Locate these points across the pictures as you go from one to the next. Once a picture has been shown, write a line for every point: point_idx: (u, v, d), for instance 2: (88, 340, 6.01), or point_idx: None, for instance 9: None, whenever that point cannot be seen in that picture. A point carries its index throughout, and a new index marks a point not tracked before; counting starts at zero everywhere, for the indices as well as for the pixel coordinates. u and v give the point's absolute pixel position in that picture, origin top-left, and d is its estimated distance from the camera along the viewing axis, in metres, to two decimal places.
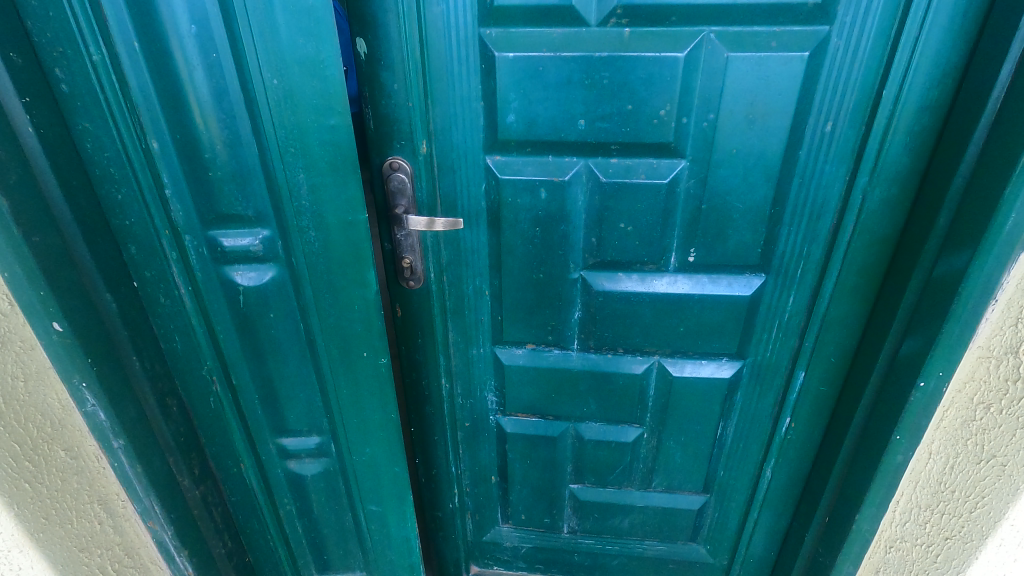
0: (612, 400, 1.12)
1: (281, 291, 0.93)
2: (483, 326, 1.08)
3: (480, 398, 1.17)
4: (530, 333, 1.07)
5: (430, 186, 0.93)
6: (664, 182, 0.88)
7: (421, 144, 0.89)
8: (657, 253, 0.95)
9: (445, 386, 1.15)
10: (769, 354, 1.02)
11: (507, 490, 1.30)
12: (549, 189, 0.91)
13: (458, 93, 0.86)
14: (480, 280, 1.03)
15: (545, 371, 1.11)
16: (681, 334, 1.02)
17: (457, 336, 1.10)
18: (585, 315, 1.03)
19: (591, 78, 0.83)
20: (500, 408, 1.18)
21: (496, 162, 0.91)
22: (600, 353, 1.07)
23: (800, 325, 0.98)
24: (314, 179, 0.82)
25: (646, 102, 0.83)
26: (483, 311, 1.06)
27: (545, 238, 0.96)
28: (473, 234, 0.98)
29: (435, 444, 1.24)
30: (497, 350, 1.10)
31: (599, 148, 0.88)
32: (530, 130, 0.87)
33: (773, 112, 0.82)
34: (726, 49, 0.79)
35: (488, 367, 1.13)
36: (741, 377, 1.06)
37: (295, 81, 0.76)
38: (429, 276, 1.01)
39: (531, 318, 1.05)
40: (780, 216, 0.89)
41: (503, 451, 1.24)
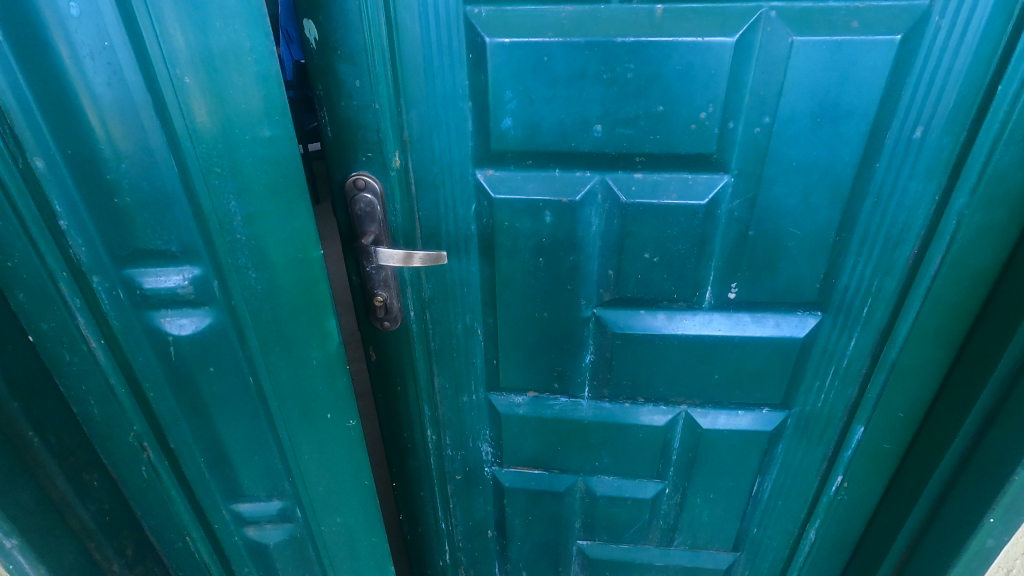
0: (630, 454, 0.95)
1: (222, 340, 0.74)
2: (476, 369, 0.90)
3: (474, 449, 1.00)
4: (531, 379, 0.88)
5: (406, 208, 0.74)
6: (702, 203, 0.69)
7: (393, 156, 0.70)
8: (689, 288, 0.76)
9: (431, 438, 0.97)
10: (820, 404, 0.85)
11: (506, 546, 1.13)
12: (555, 211, 0.72)
13: (438, 90, 0.67)
14: (471, 317, 0.85)
15: (550, 422, 0.93)
16: (714, 382, 0.85)
17: (445, 382, 0.92)
18: (599, 359, 0.85)
19: (611, 70, 0.63)
20: (497, 460, 1.01)
21: (490, 178, 0.72)
22: (615, 402, 0.90)
23: (862, 372, 0.81)
24: (249, 208, 0.62)
25: (682, 102, 0.64)
26: (476, 353, 0.88)
27: (551, 270, 0.77)
28: (461, 264, 0.79)
29: (422, 499, 1.06)
30: (493, 397, 0.93)
31: (620, 160, 0.69)
32: (532, 139, 0.68)
33: (849, 115, 0.63)
34: (791, 33, 0.60)
35: (482, 415, 0.95)
36: (785, 430, 0.89)
37: (217, 77, 0.57)
38: (408, 314, 0.83)
39: (534, 363, 0.87)
40: (847, 244, 0.71)
41: (501, 506, 1.07)
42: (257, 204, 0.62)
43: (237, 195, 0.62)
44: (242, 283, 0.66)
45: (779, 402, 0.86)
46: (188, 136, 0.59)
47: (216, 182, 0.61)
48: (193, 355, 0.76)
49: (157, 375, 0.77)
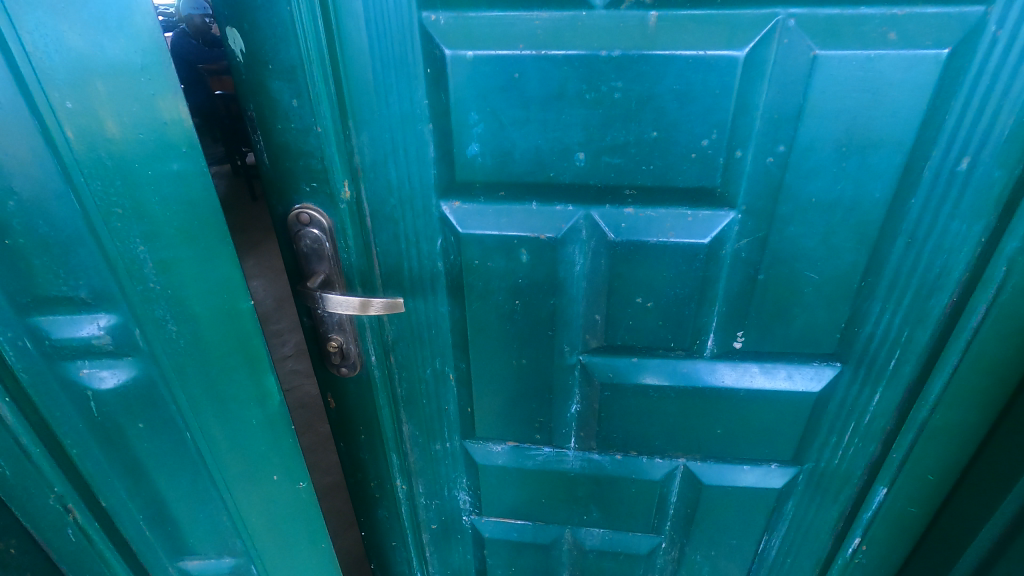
0: (622, 508, 0.85)
1: (150, 392, 0.65)
2: (449, 416, 0.80)
3: (450, 498, 0.90)
4: (510, 430, 0.79)
5: (361, 244, 0.64)
6: (704, 243, 0.59)
7: (342, 186, 0.60)
8: (689, 337, 0.66)
9: (401, 488, 0.88)
10: (837, 462, 0.75)
11: None
12: (533, 250, 0.62)
13: (392, 111, 0.57)
14: (441, 361, 0.75)
15: (532, 474, 0.83)
16: (717, 436, 0.75)
17: (415, 429, 0.82)
18: (586, 409, 0.75)
19: (595, 89, 0.53)
20: (476, 509, 0.91)
21: (456, 211, 0.62)
22: (605, 455, 0.80)
23: (886, 430, 0.70)
24: (162, 254, 0.55)
25: (679, 129, 0.54)
26: (448, 400, 0.78)
27: (529, 313, 0.67)
28: (427, 305, 0.69)
29: (394, 549, 0.96)
30: (469, 446, 0.83)
31: (607, 192, 0.59)
32: (503, 167, 0.58)
33: (881, 144, 0.52)
34: (814, 46, 0.49)
35: (457, 464, 0.85)
36: (795, 487, 0.79)
37: (107, 102, 0.48)
38: (369, 359, 0.73)
39: (513, 413, 0.77)
40: (874, 290, 0.60)
41: (481, 556, 0.97)
42: (171, 248, 0.55)
43: (146, 240, 0.54)
44: (163, 337, 0.60)
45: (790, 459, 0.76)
46: (77, 167, 0.50)
47: (118, 225, 0.53)
48: (119, 408, 0.66)
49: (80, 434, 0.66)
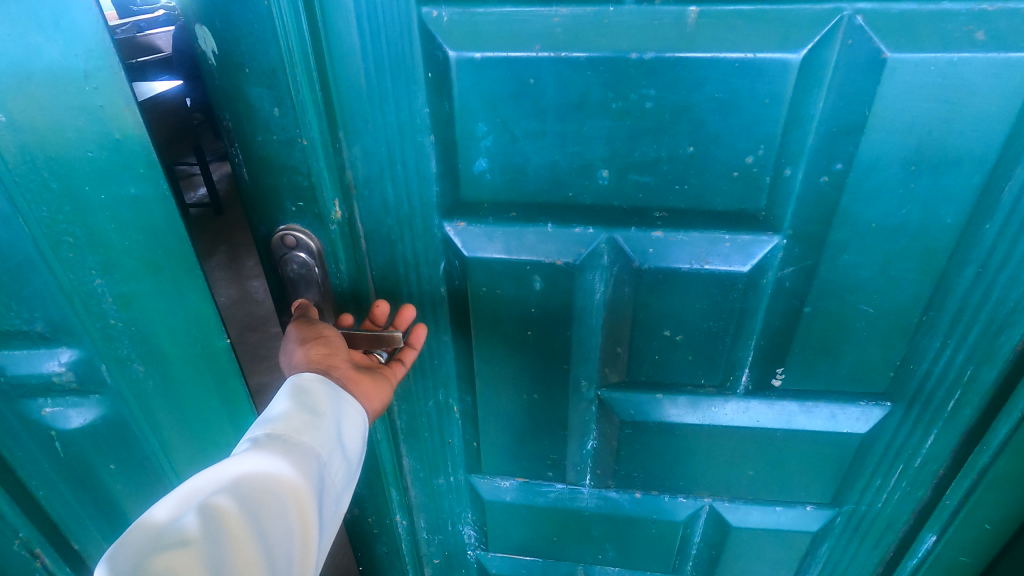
0: (640, 547, 0.79)
1: (119, 429, 0.61)
2: (453, 450, 0.73)
3: (453, 532, 0.83)
4: (520, 466, 0.72)
5: (355, 267, 0.58)
6: (744, 271, 0.52)
7: (333, 206, 0.53)
8: (721, 372, 0.59)
9: (401, 524, 0.81)
10: (880, 507, 0.68)
11: None
12: (548, 277, 0.55)
13: (390, 121, 0.50)
14: (444, 393, 0.68)
15: (543, 511, 0.76)
16: (746, 478, 0.68)
17: (416, 462, 0.75)
18: (603, 446, 0.69)
19: (623, 97, 0.46)
20: (482, 544, 0.84)
21: (461, 233, 0.55)
22: (623, 492, 0.73)
23: (939, 474, 0.63)
24: (120, 287, 0.54)
25: (719, 143, 0.47)
26: (452, 433, 0.72)
27: (542, 345, 0.60)
28: (429, 333, 0.63)
29: None
30: (476, 480, 0.76)
31: (633, 213, 0.52)
32: (515, 185, 0.51)
33: (954, 161, 0.45)
34: (883, 48, 0.42)
35: (462, 500, 0.79)
36: (831, 531, 0.72)
37: (51, 112, 0.45)
38: None
39: (523, 449, 0.70)
40: (935, 324, 0.53)
41: None
42: (135, 283, 0.54)
43: (103, 272, 0.53)
44: (123, 369, 0.58)
45: (828, 501, 0.69)
46: (21, 192, 0.48)
47: (70, 255, 0.51)
48: (88, 447, 0.62)
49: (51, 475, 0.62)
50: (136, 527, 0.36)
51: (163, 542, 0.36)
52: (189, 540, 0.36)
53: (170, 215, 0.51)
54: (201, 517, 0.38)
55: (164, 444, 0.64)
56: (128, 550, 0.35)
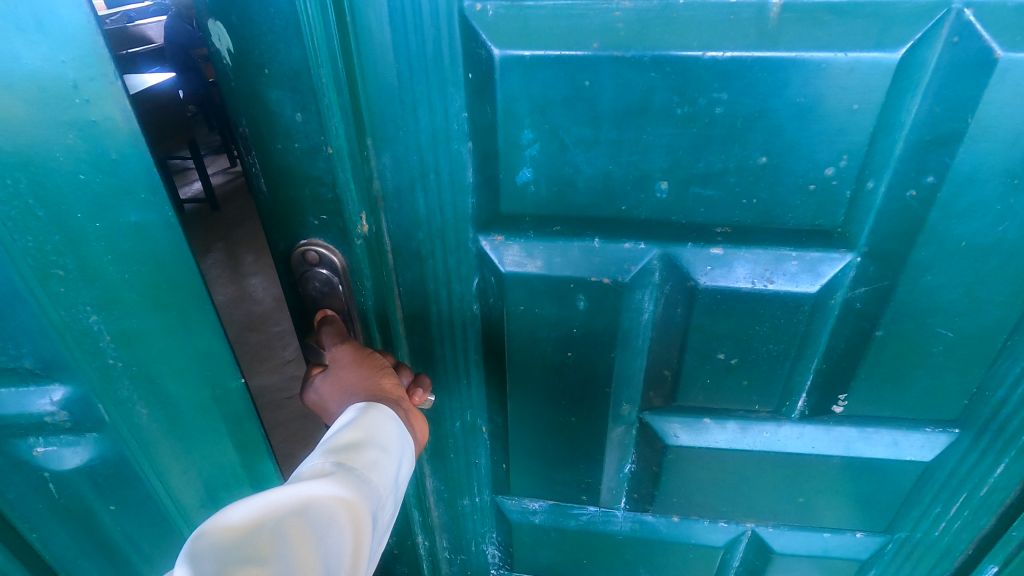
0: (673, 571, 0.74)
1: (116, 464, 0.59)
2: (480, 471, 0.69)
3: (476, 553, 0.78)
4: (551, 490, 0.68)
5: (382, 284, 0.53)
6: (813, 291, 0.49)
7: (359, 220, 0.49)
8: (779, 395, 0.56)
9: (423, 544, 0.76)
10: (938, 536, 0.64)
11: None
12: (593, 294, 0.51)
13: (427, 128, 0.46)
14: (472, 413, 0.63)
15: (573, 534, 0.72)
16: (794, 505, 0.64)
17: (438, 483, 0.71)
18: (642, 470, 0.64)
19: (689, 102, 0.42)
20: (506, 564, 0.79)
21: (499, 247, 0.50)
22: (659, 516, 0.69)
23: (1006, 505, 0.60)
24: (120, 324, 0.52)
25: (795, 154, 0.43)
26: (480, 452, 0.67)
27: (582, 367, 0.55)
28: (458, 352, 0.58)
29: None
30: (502, 500, 0.71)
31: (692, 229, 0.48)
32: (561, 198, 0.47)
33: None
34: (996, 49, 0.38)
35: (488, 519, 0.74)
36: (881, 558, 0.68)
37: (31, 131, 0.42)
38: None
39: (555, 473, 0.65)
40: (1018, 350, 0.50)
41: None
42: (136, 316, 0.52)
43: (99, 308, 0.51)
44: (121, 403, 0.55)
45: (878, 529, 0.65)
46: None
47: (61, 289, 0.49)
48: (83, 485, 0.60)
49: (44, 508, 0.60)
50: (213, 529, 0.33)
51: (241, 551, 0.33)
52: (264, 555, 0.33)
53: (175, 243, 0.49)
54: (280, 532, 0.35)
55: (165, 472, 0.61)
56: (209, 555, 0.32)
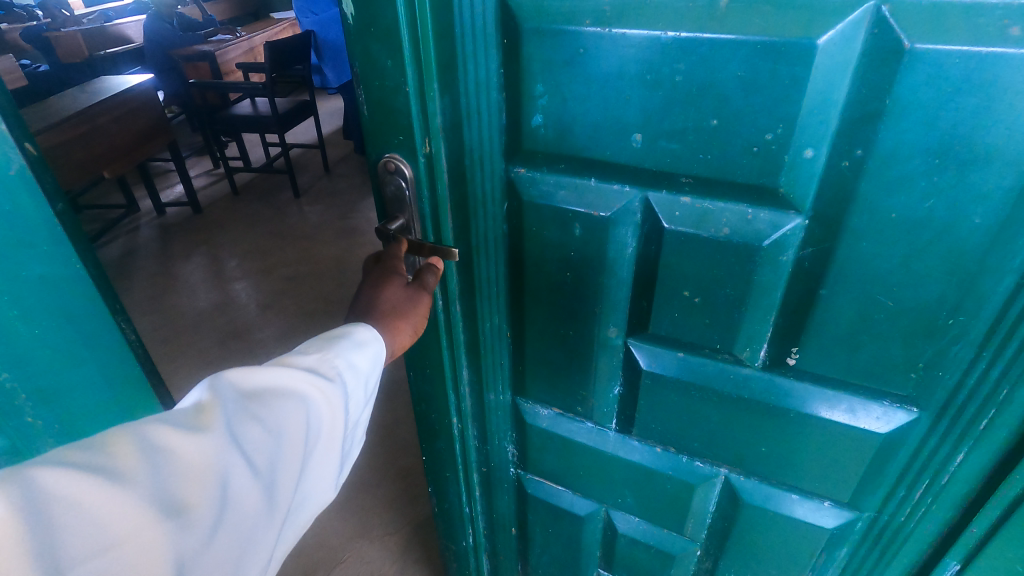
0: (655, 501, 0.96)
1: None
2: (503, 370, 0.93)
3: (498, 448, 1.04)
4: (557, 396, 0.91)
5: (433, 195, 0.76)
6: (761, 245, 0.64)
7: (424, 143, 0.71)
8: (739, 341, 0.73)
9: (457, 426, 1.01)
10: (903, 519, 0.81)
11: (528, 549, 1.20)
12: (587, 225, 0.71)
13: (473, 79, 0.66)
14: (498, 319, 0.87)
15: (573, 443, 0.96)
16: (760, 453, 0.82)
17: (472, 375, 0.95)
18: (626, 392, 0.86)
19: (656, 72, 0.59)
20: (521, 463, 1.05)
21: (521, 176, 0.71)
22: (644, 443, 0.90)
23: (965, 503, 0.75)
24: None
25: (740, 122, 0.58)
26: (505, 354, 0.90)
27: (576, 287, 0.77)
28: (490, 263, 0.81)
29: (447, 481, 1.12)
30: (520, 402, 0.96)
31: (665, 177, 0.65)
32: (562, 139, 0.67)
33: (983, 160, 0.52)
34: (908, 39, 0.50)
35: (507, 418, 0.99)
36: (849, 537, 0.86)
37: None
38: (438, 302, 0.85)
39: (557, 381, 0.89)
40: (960, 333, 0.63)
41: (524, 509, 1.12)
42: None
43: None
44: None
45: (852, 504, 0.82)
46: None
47: None
48: None
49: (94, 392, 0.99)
50: (222, 376, 0.54)
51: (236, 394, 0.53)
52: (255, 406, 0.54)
53: None
54: (266, 396, 0.55)
55: None
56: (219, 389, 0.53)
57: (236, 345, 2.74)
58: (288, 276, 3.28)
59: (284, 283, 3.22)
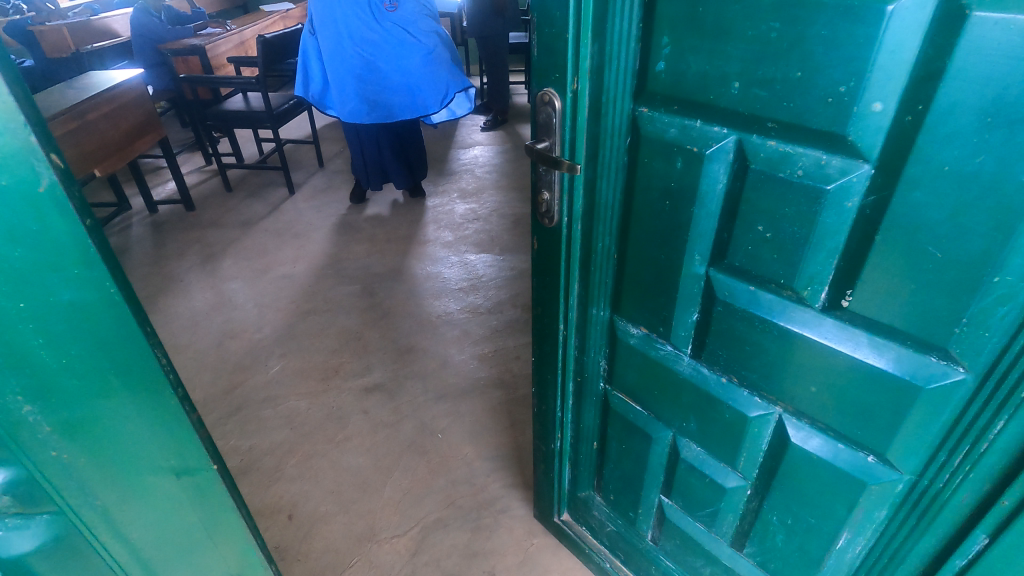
0: (714, 429, 1.06)
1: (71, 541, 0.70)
2: (606, 289, 1.14)
3: (593, 360, 1.27)
4: (645, 315, 1.09)
5: (572, 127, 0.96)
6: (826, 189, 0.72)
7: (574, 82, 0.91)
8: (800, 279, 0.80)
9: (561, 333, 1.26)
10: (940, 486, 0.81)
11: (604, 462, 1.43)
12: (686, 158, 0.86)
13: (618, 31, 0.85)
14: (608, 241, 1.08)
15: (652, 360, 1.12)
16: (809, 393, 0.88)
17: (581, 291, 1.18)
18: (702, 320, 0.98)
19: (757, 29, 0.71)
20: (610, 377, 1.26)
21: (643, 115, 0.89)
22: (713, 373, 1.01)
23: (999, 475, 0.76)
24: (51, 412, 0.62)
25: (821, 73, 0.67)
26: (609, 273, 1.12)
27: (673, 213, 0.93)
28: (609, 186, 1.01)
29: (549, 384, 1.39)
30: (615, 318, 1.16)
31: (753, 122, 0.76)
32: (677, 84, 0.83)
33: None
34: (970, 6, 0.56)
35: (603, 332, 1.21)
36: (891, 501, 0.87)
37: None
38: (562, 219, 1.09)
39: (647, 303, 1.07)
40: (998, 292, 0.65)
41: (604, 421, 1.35)
42: (72, 404, 0.63)
43: (29, 398, 0.60)
44: (34, 441, 0.62)
45: (896, 465, 0.83)
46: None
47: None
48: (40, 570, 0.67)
49: (138, 429, 0.70)
50: None
51: None
52: None
53: (105, 303, 0.61)
54: None
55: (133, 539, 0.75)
56: None
57: (235, 346, 2.70)
58: (284, 275, 3.24)
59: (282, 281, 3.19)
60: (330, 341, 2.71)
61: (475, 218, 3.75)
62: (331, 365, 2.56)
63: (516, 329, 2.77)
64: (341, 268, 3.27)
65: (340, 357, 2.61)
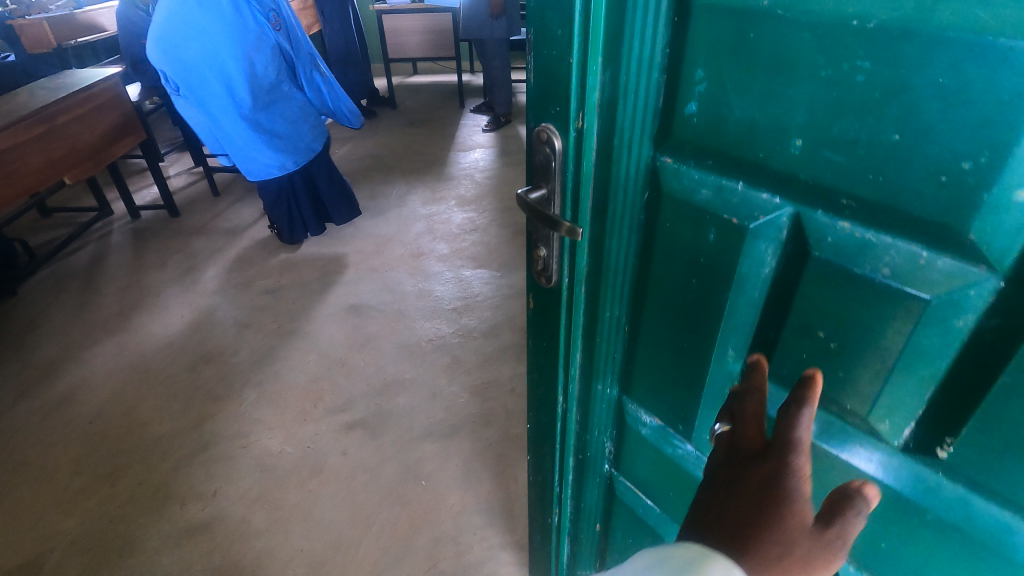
0: None
1: None
2: (614, 363, 0.91)
3: (596, 442, 1.04)
4: (661, 404, 0.87)
5: (576, 172, 0.72)
6: (926, 300, 0.49)
7: (577, 116, 0.67)
8: (874, 409, 0.58)
9: (560, 407, 1.00)
10: None
11: (608, 545, 1.22)
12: (721, 230, 0.64)
13: (636, 58, 0.61)
14: (615, 309, 0.85)
15: (667, 459, 0.90)
16: (873, 543, 0.67)
17: (585, 364, 0.93)
18: None
19: (836, 68, 0.48)
20: (616, 460, 1.05)
21: (667, 166, 0.66)
22: None
23: None
24: None
25: (933, 140, 0.44)
26: (618, 347, 0.89)
27: (700, 293, 0.71)
28: (620, 245, 0.78)
29: (545, 457, 1.14)
30: (624, 399, 0.94)
31: (821, 194, 0.53)
32: (713, 132, 0.60)
33: None
34: None
35: (609, 412, 0.98)
36: None
37: None
38: (563, 281, 0.83)
39: (664, 391, 0.85)
40: None
41: (611, 498, 1.13)
42: None
43: None
44: None
45: None
46: None
47: None
48: None
49: None
50: None
51: None
52: None
53: None
54: None
55: None
56: None
57: (208, 371, 2.51)
58: (268, 290, 3.03)
59: (264, 296, 2.98)
60: (310, 367, 2.50)
61: (473, 229, 3.53)
62: (310, 396, 2.36)
63: (511, 356, 2.55)
64: (328, 283, 3.07)
65: (320, 386, 2.40)
